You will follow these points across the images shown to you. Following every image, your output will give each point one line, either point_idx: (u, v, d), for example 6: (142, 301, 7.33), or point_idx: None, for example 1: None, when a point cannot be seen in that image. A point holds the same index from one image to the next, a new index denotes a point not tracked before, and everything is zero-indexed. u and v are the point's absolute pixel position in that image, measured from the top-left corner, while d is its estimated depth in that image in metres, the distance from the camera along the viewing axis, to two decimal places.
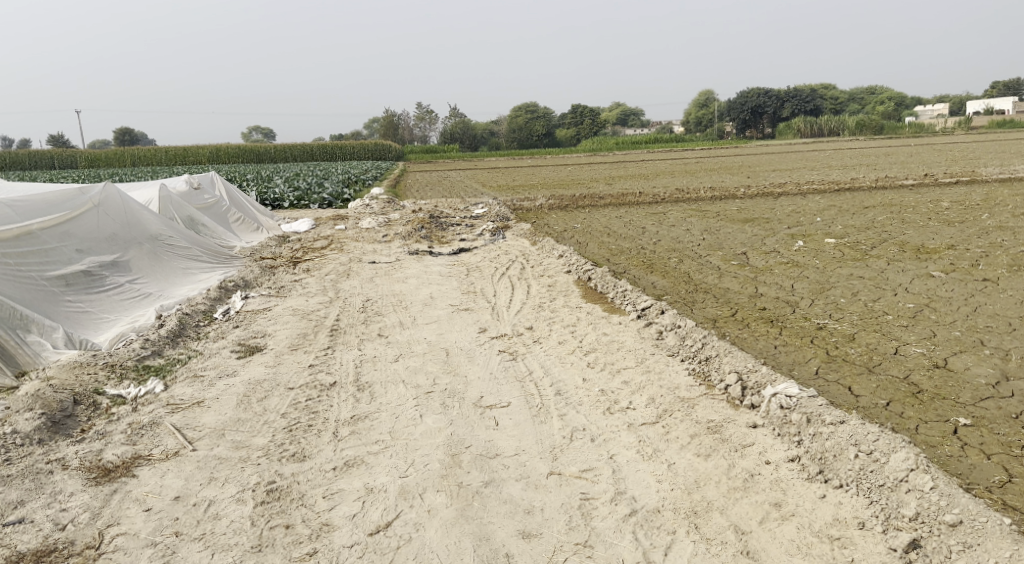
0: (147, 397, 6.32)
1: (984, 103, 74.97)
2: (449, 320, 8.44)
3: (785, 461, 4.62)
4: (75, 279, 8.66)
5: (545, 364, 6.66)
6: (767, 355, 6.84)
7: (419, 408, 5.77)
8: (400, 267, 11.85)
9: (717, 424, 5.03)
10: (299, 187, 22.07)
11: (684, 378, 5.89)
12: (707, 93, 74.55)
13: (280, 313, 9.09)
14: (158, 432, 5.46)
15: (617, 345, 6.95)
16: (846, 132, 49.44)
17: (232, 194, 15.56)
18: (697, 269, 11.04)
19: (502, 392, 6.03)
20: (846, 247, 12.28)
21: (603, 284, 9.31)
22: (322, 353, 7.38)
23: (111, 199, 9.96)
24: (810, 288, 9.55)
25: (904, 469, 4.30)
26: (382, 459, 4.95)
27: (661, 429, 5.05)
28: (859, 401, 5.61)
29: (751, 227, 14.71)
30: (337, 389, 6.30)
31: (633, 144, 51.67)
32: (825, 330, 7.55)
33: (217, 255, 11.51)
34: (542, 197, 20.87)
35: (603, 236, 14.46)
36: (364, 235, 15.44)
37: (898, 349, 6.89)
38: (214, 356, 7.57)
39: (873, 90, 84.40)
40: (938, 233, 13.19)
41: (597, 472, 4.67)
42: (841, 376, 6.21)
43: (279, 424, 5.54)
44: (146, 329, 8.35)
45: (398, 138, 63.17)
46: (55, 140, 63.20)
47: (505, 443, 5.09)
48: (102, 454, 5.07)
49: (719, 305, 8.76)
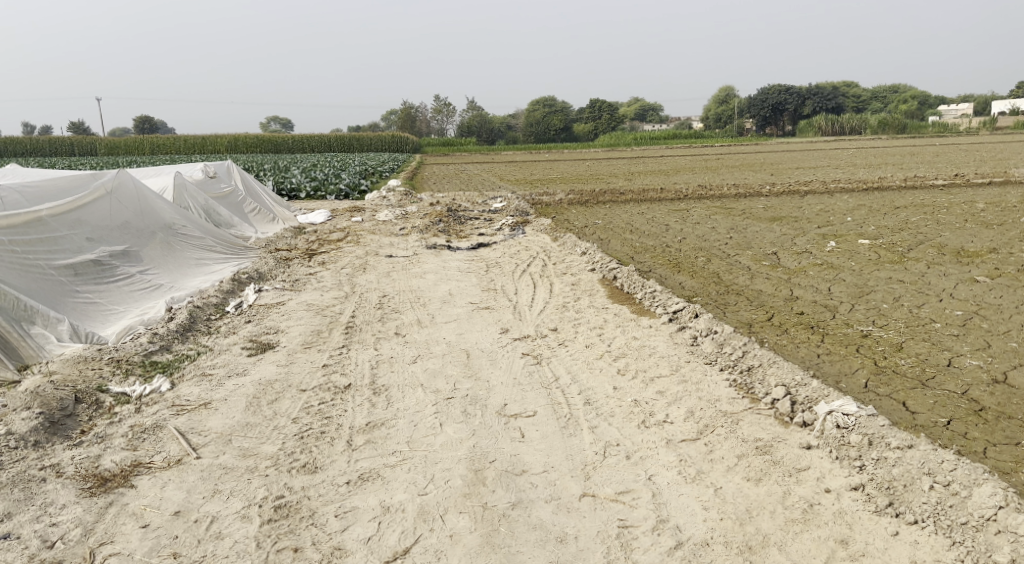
0: (152, 396, 5.99)
1: (1011, 102, 73.65)
2: (469, 319, 8.04)
3: (847, 489, 4.20)
4: (85, 268, 8.35)
5: (572, 370, 6.24)
6: (810, 365, 6.40)
7: (438, 415, 5.37)
8: (418, 261, 11.48)
9: (766, 443, 4.62)
10: (316, 177, 21.79)
11: (725, 389, 5.46)
12: (726, 88, 73.67)
13: (293, 309, 8.74)
14: (161, 436, 5.11)
15: (649, 351, 6.52)
16: (868, 132, 48.60)
17: (249, 183, 15.23)
18: (727, 269, 10.59)
19: (527, 400, 5.63)
20: (882, 249, 11.76)
21: (630, 285, 8.89)
22: (337, 352, 7.00)
23: (124, 187, 9.63)
24: (848, 291, 9.06)
25: (992, 506, 3.89)
26: (400, 473, 4.56)
27: (703, 447, 4.64)
28: (917, 418, 5.19)
29: (780, 226, 14.20)
30: (352, 391, 5.92)
31: (652, 139, 50.97)
32: (870, 339, 7.09)
33: (232, 246, 11.17)
34: (562, 191, 20.40)
35: (626, 233, 14.02)
36: (381, 227, 15.07)
37: (952, 359, 6.44)
38: (224, 354, 7.23)
39: (896, 90, 83.21)
40: (977, 235, 12.61)
41: (635, 495, 4.27)
42: (894, 390, 5.77)
43: (289, 431, 5.16)
44: (154, 323, 8.01)
45: (415, 130, 62.93)
46: (75, 127, 63.60)
47: (533, 458, 4.69)
48: (100, 460, 4.72)
49: (753, 309, 8.32)
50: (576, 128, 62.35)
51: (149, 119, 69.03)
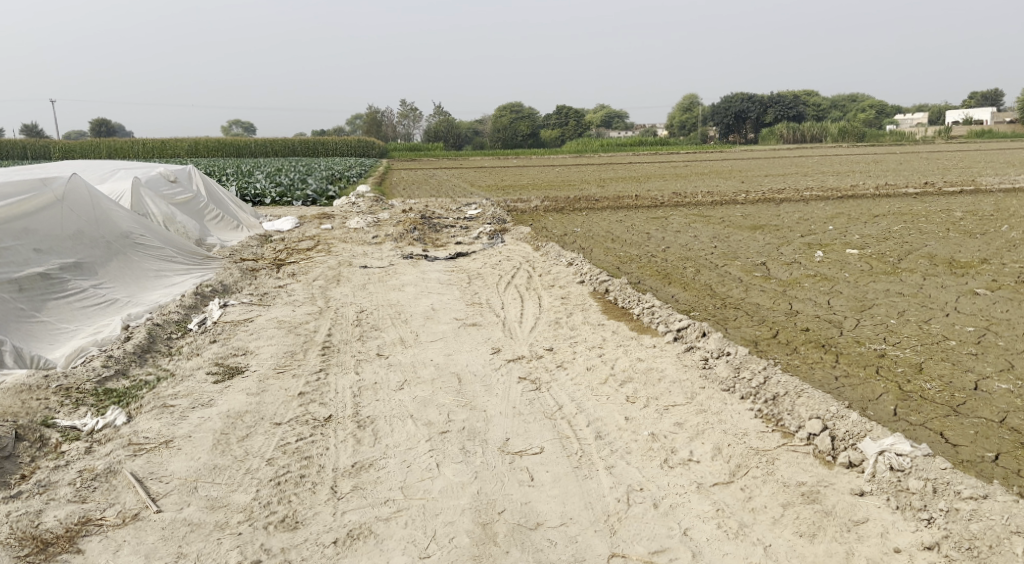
0: (106, 431, 5.28)
1: (963, 112, 75.20)
2: (457, 337, 7.44)
3: (917, 548, 3.85)
4: (31, 284, 7.55)
5: (576, 396, 5.69)
6: (829, 389, 5.93)
7: (434, 453, 4.79)
8: (395, 273, 10.82)
9: (812, 489, 4.25)
10: (282, 183, 20.92)
11: (752, 422, 4.96)
12: (690, 97, 74.15)
13: (263, 326, 8.04)
14: (115, 484, 4.48)
15: (658, 375, 5.96)
16: (828, 139, 49.01)
17: (211, 188, 14.38)
18: (718, 281, 10.12)
19: (531, 433, 5.05)
20: (872, 259, 11.39)
21: (626, 300, 8.36)
22: (314, 378, 6.34)
23: (77, 192, 8.80)
24: (850, 305, 8.64)
25: None
26: (395, 529, 4.08)
27: (742, 494, 4.25)
28: (963, 454, 4.84)
29: (762, 235, 13.81)
30: (334, 425, 5.28)
31: (619, 145, 50.81)
32: (887, 358, 6.63)
33: (194, 256, 10.37)
34: (536, 198, 19.82)
35: (607, 242, 13.51)
36: (351, 236, 14.35)
37: (979, 383, 5.99)
38: (187, 380, 6.53)
39: (855, 99, 84.70)
40: (963, 245, 12.33)
41: (673, 556, 3.89)
42: (928, 418, 5.33)
43: (264, 475, 4.54)
44: (109, 343, 7.25)
45: (381, 136, 61.98)
46: (29, 130, 61.48)
47: (547, 507, 4.23)
48: (40, 517, 4.17)
49: (756, 325, 7.83)
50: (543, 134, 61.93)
51: (108, 122, 67.05)
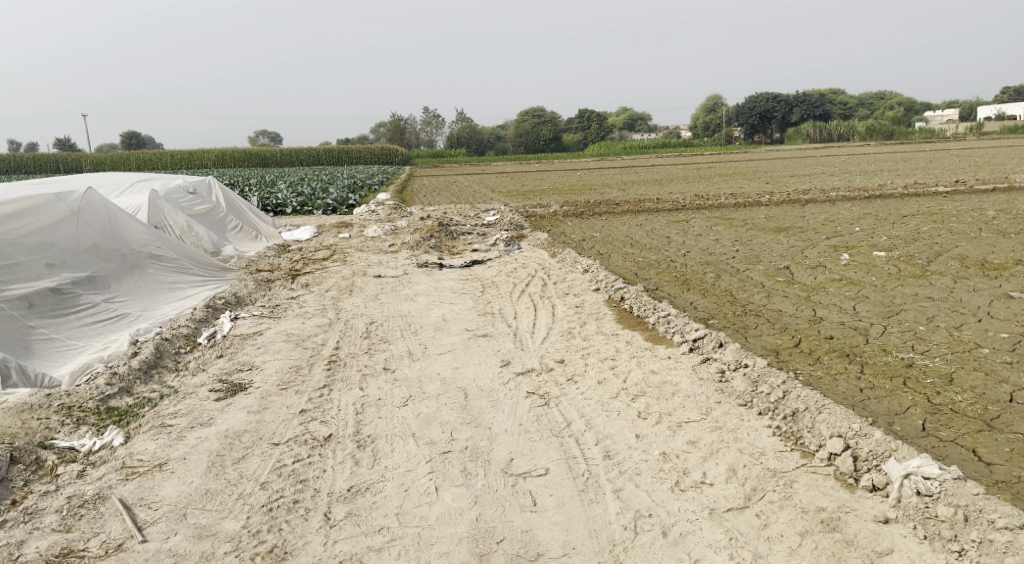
0: (102, 453, 5.15)
1: (995, 107, 73.61)
2: (466, 350, 7.22)
3: None
4: (42, 300, 7.48)
5: (585, 412, 5.44)
6: (854, 402, 5.63)
7: (434, 475, 4.58)
8: (408, 282, 10.65)
9: (833, 517, 4.00)
10: (302, 193, 20.91)
11: (769, 440, 4.70)
12: (714, 98, 73.42)
13: (271, 340, 7.89)
14: (102, 511, 4.33)
15: (672, 389, 5.69)
16: (856, 138, 48.23)
17: (230, 198, 14.32)
18: (739, 286, 9.82)
19: (537, 453, 4.82)
20: (900, 262, 11.01)
21: (642, 308, 8.10)
22: (317, 394, 6.15)
23: (93, 206, 8.74)
24: (876, 310, 8.29)
25: None
26: (387, 560, 3.89)
27: (757, 521, 4.00)
28: (998, 475, 4.56)
29: (786, 238, 13.45)
30: (333, 444, 5.10)
31: (642, 148, 50.42)
32: (916, 368, 6.30)
33: (209, 267, 10.27)
34: (556, 203, 19.59)
35: (626, 247, 13.25)
36: (368, 244, 14.22)
37: (1015, 394, 5.65)
38: (190, 397, 6.39)
39: (882, 96, 83.39)
40: (995, 245, 11.90)
41: None
42: (960, 434, 5.03)
43: (256, 501, 4.37)
44: (116, 359, 7.13)
45: (404, 143, 62.19)
46: (61, 144, 62.51)
47: (549, 536, 4.01)
48: (22, 549, 4.05)
49: (778, 333, 7.52)
50: (566, 138, 61.69)
51: (138, 134, 68.02)
